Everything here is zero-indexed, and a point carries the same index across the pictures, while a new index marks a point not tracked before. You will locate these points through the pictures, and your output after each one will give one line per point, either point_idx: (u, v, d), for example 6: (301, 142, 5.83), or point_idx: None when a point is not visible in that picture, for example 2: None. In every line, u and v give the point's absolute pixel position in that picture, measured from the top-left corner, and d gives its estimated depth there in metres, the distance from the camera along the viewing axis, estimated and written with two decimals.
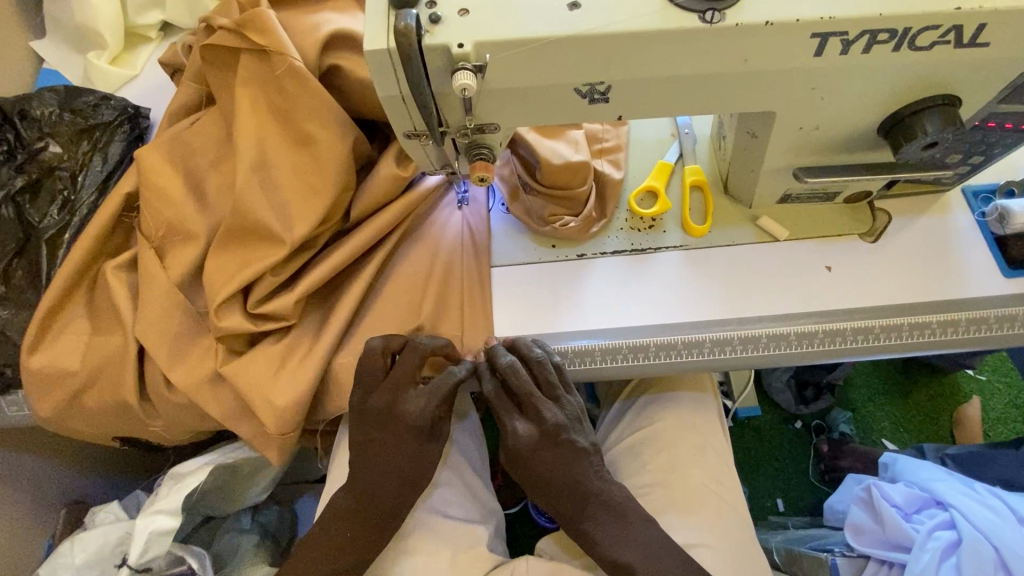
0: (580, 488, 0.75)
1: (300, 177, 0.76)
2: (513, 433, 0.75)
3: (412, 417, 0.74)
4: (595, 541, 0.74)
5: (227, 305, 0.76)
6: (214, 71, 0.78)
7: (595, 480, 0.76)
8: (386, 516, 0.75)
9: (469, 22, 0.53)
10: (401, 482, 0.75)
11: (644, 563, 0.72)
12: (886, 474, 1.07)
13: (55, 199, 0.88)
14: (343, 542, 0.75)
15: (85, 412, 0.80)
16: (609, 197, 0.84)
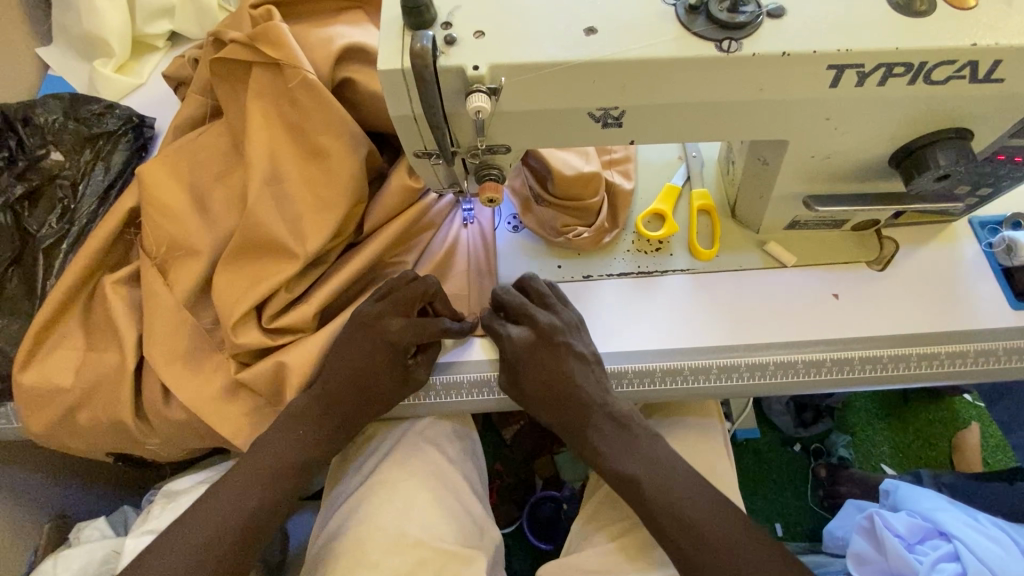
0: (582, 397, 0.74)
1: (312, 191, 0.75)
2: (512, 342, 0.74)
3: (387, 335, 0.73)
4: (604, 454, 0.73)
5: (243, 323, 0.75)
6: (224, 84, 0.78)
7: (600, 389, 0.74)
8: (337, 425, 0.75)
9: (485, 45, 0.53)
10: (359, 400, 0.75)
11: (658, 478, 0.71)
12: (888, 503, 1.02)
13: (54, 208, 0.86)
14: (296, 445, 0.73)
15: (76, 428, 0.78)
16: (621, 207, 0.84)
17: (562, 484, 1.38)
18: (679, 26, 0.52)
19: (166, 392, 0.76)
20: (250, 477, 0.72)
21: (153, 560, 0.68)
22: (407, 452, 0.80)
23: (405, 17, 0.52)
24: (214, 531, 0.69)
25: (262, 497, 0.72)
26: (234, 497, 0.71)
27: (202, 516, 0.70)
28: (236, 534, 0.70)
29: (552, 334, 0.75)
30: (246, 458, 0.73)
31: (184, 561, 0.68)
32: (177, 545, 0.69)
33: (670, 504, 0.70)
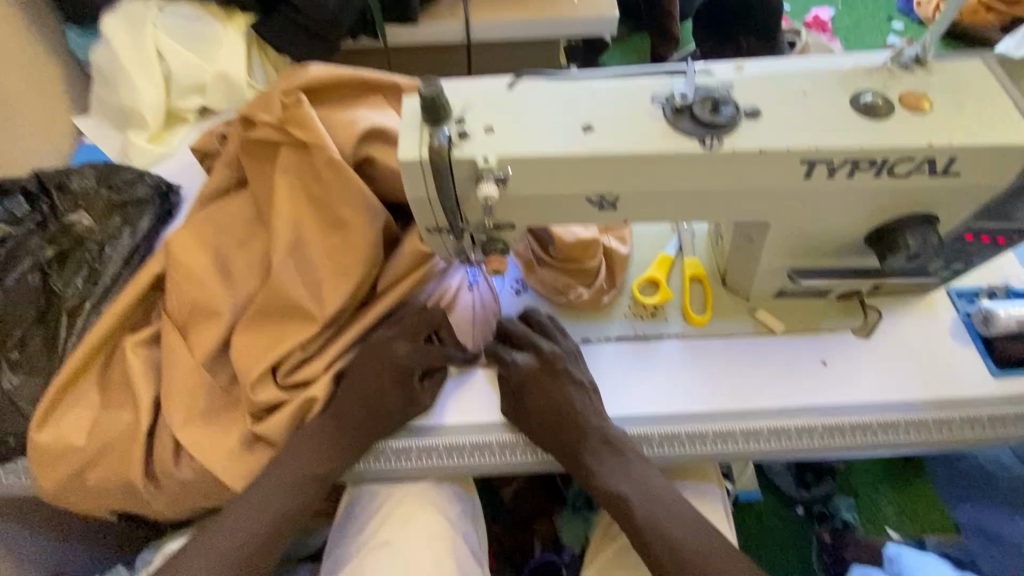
0: (580, 420, 0.76)
1: (331, 257, 0.80)
2: (517, 366, 0.78)
3: (398, 360, 0.77)
4: (598, 476, 0.76)
5: (261, 382, 0.79)
6: (254, 160, 0.85)
7: (597, 415, 0.77)
8: (350, 447, 0.77)
9: (494, 139, 0.59)
10: (368, 422, 0.77)
11: (646, 501, 0.74)
12: (891, 568, 1.00)
13: (81, 270, 0.91)
14: (309, 457, 0.76)
15: (84, 487, 0.79)
16: (618, 270, 0.88)
17: (562, 547, 1.34)
18: (667, 124, 0.59)
19: (176, 451, 0.78)
20: (267, 493, 0.76)
21: (184, 560, 0.74)
22: (410, 516, 0.80)
23: (423, 114, 0.59)
24: (234, 541, 0.74)
25: (276, 512, 0.75)
26: (251, 511, 0.75)
27: (223, 526, 0.75)
28: (254, 544, 0.75)
29: (552, 360, 0.79)
30: (264, 474, 0.77)
31: (208, 565, 0.74)
32: (202, 550, 0.74)
33: (655, 528, 0.73)
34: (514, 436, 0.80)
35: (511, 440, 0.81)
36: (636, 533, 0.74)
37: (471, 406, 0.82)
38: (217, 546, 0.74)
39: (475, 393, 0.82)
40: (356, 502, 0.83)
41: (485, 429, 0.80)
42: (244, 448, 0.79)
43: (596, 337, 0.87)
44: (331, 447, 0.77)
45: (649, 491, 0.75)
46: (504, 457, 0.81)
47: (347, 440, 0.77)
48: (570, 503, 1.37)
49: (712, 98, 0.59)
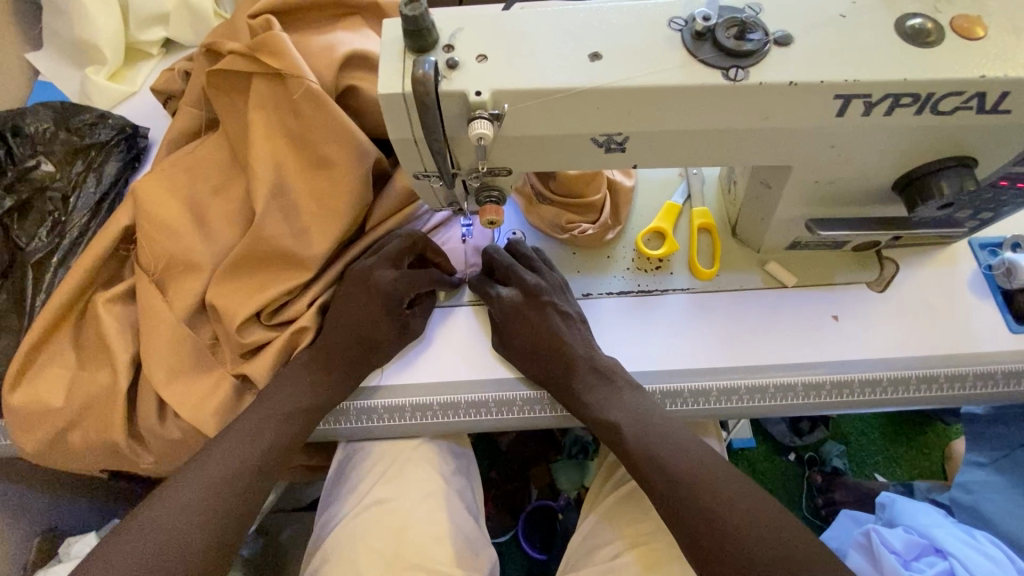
0: (567, 349, 0.75)
1: (318, 201, 0.74)
2: (502, 298, 0.77)
3: (381, 288, 0.75)
4: (589, 406, 0.73)
5: (248, 325, 0.76)
6: (223, 97, 0.77)
7: (584, 344, 0.76)
8: (343, 371, 0.75)
9: (487, 69, 0.52)
10: (362, 351, 0.75)
11: (641, 426, 0.71)
12: (882, 516, 1.00)
13: (44, 221, 0.85)
14: (302, 385, 0.74)
15: (67, 447, 0.76)
16: (622, 203, 0.85)
17: (558, 493, 1.37)
18: (685, 52, 0.52)
19: (161, 410, 0.75)
20: (261, 420, 0.72)
21: (167, 495, 0.67)
22: (406, 475, 0.78)
23: (407, 40, 0.52)
24: (228, 469, 0.69)
25: (273, 439, 0.71)
26: (246, 438, 0.71)
27: (212, 457, 0.69)
28: (248, 474, 0.69)
29: (536, 291, 0.78)
30: (253, 406, 0.73)
31: (199, 498, 0.67)
32: (189, 483, 0.67)
33: (653, 455, 0.70)
34: (512, 394, 0.77)
35: (510, 399, 0.77)
36: (631, 460, 0.71)
37: (455, 358, 0.79)
38: (208, 478, 0.68)
39: (466, 349, 0.79)
40: (347, 461, 0.81)
41: (477, 386, 0.77)
42: (232, 407, 0.76)
43: (594, 290, 0.83)
44: (326, 377, 0.74)
45: (642, 415, 0.72)
46: (502, 417, 0.77)
47: (341, 366, 0.75)
48: (566, 452, 1.39)
49: (737, 21, 0.52)
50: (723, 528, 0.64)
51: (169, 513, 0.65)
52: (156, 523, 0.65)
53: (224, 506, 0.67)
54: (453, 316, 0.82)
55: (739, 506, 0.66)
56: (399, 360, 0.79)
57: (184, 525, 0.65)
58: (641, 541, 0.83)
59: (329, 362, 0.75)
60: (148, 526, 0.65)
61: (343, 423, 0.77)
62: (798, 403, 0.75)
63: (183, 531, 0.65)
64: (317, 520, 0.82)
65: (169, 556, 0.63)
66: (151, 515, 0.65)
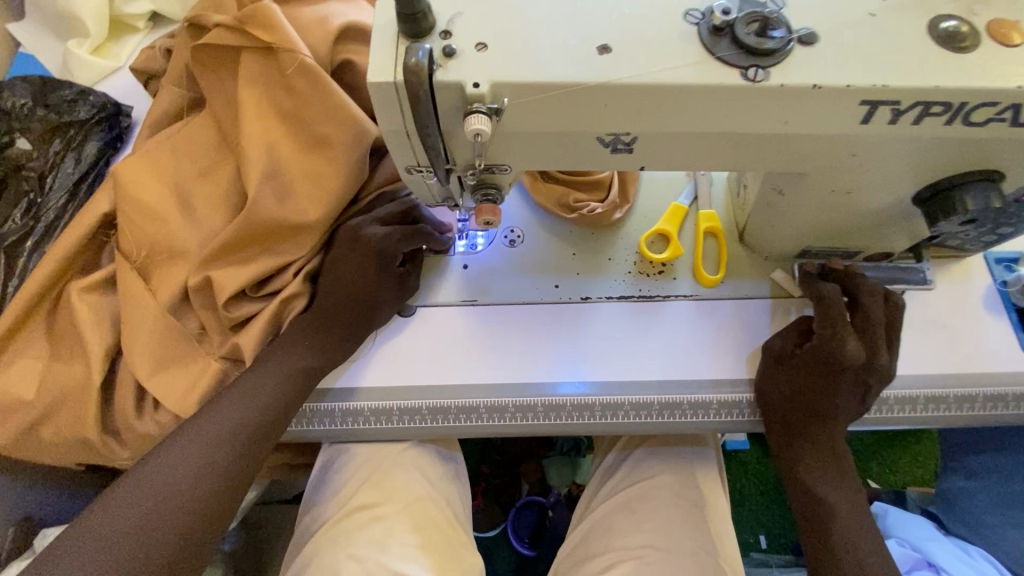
0: (805, 405, 0.69)
1: (314, 181, 0.70)
2: (841, 348, 0.66)
3: (373, 243, 0.71)
4: (799, 465, 0.70)
5: (237, 300, 0.72)
6: (209, 74, 0.73)
7: (828, 406, 0.69)
8: (341, 336, 0.72)
9: (488, 59, 0.48)
10: (356, 310, 0.72)
11: (831, 494, 0.68)
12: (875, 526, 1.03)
13: (19, 203, 0.81)
14: (303, 349, 0.71)
15: (39, 442, 0.73)
16: (631, 180, 0.83)
17: (549, 488, 1.35)
18: (702, 48, 0.48)
19: (139, 404, 0.72)
20: (259, 379, 0.68)
21: (166, 456, 0.63)
22: (394, 483, 0.76)
23: (400, 23, 0.48)
24: (224, 433, 0.65)
25: (270, 401, 0.67)
26: (245, 396, 0.67)
27: (209, 420, 0.66)
28: (244, 437, 0.66)
29: (878, 341, 0.67)
30: (248, 370, 0.69)
31: (196, 459, 0.63)
32: (185, 446, 0.64)
33: (822, 516, 0.67)
34: (504, 400, 0.73)
35: (501, 405, 0.73)
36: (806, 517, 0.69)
37: (440, 357, 0.76)
38: (200, 441, 0.64)
39: (460, 347, 0.76)
40: (332, 463, 0.78)
41: (467, 391, 0.74)
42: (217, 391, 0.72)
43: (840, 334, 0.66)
44: (323, 340, 0.72)
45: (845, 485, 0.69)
46: (492, 425, 0.73)
47: (337, 326, 0.72)
48: (557, 449, 1.36)
49: (760, 15, 0.48)
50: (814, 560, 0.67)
51: (163, 477, 0.62)
52: (149, 485, 0.61)
53: (220, 469, 0.64)
54: (441, 313, 0.79)
55: (847, 550, 0.65)
56: (388, 356, 0.76)
57: (180, 487, 0.62)
58: (631, 552, 0.81)
59: (326, 323, 0.72)
60: (140, 490, 0.61)
61: (325, 424, 0.74)
62: None
63: (178, 492, 0.62)
64: (299, 523, 0.79)
65: (163, 520, 0.60)
66: (148, 476, 0.62)
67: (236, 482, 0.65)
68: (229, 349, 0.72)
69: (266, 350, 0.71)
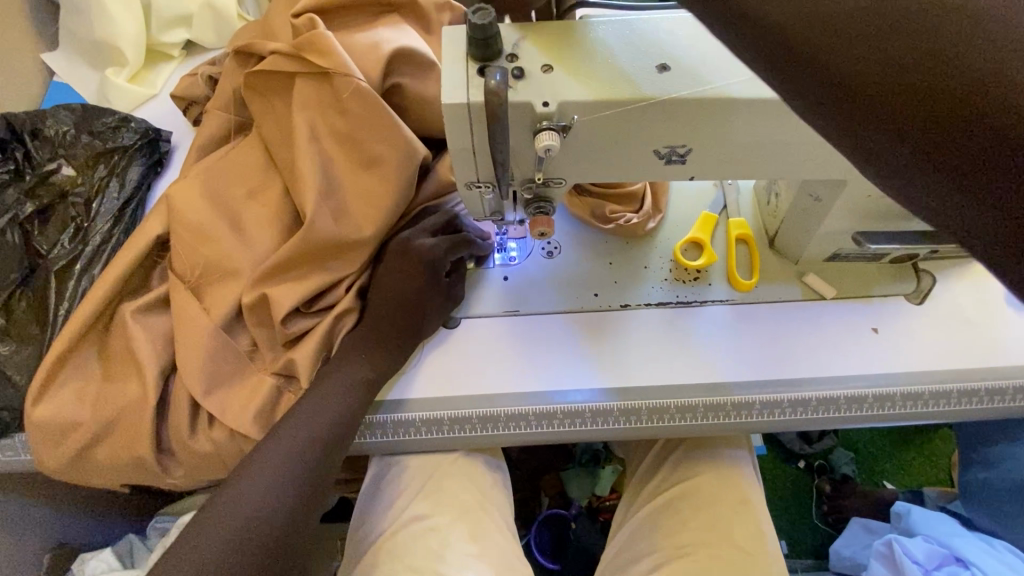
0: (849, 44, 0.30)
1: (366, 199, 0.73)
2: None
3: (423, 254, 0.75)
4: (936, 145, 0.27)
5: (290, 317, 0.74)
6: (260, 99, 0.76)
7: (899, 8, 0.29)
8: (395, 349, 0.74)
9: (555, 80, 0.51)
10: (408, 322, 0.74)
11: (1017, 62, 0.25)
12: (900, 525, 1.06)
13: (65, 228, 0.82)
14: (359, 364, 0.72)
15: (92, 463, 0.73)
16: (662, 192, 0.86)
17: (570, 501, 1.36)
18: None
19: (194, 422, 0.73)
20: (322, 398, 0.69)
21: (239, 480, 0.64)
22: (445, 491, 0.77)
23: (471, 48, 0.50)
24: (294, 454, 0.66)
25: (335, 418, 0.68)
26: (310, 415, 0.68)
27: (277, 442, 0.66)
28: (313, 456, 0.67)
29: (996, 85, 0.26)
30: (310, 389, 0.70)
31: (270, 482, 0.64)
32: (257, 470, 0.64)
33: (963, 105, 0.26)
34: (553, 407, 0.75)
35: (550, 412, 0.75)
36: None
37: (487, 367, 0.77)
38: (271, 465, 0.65)
39: (507, 356, 0.78)
40: (383, 476, 0.79)
41: (517, 399, 0.75)
42: (273, 408, 0.73)
43: None
44: (379, 353, 0.73)
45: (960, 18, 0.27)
46: (541, 431, 0.75)
47: (390, 338, 0.74)
48: (577, 460, 1.37)
49: None
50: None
51: (239, 501, 0.63)
52: (229, 510, 0.62)
53: (294, 489, 0.65)
54: (485, 324, 0.81)
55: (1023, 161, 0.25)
56: (437, 367, 0.77)
57: (259, 509, 0.63)
58: (677, 552, 0.82)
59: (380, 336, 0.74)
60: (222, 516, 0.62)
61: (377, 436, 0.75)
62: (856, 416, 0.74)
63: (258, 512, 0.63)
64: (350, 536, 0.79)
65: (247, 542, 0.61)
66: (226, 502, 0.63)
67: (310, 491, 0.66)
68: (281, 366, 0.73)
69: (325, 368, 0.72)
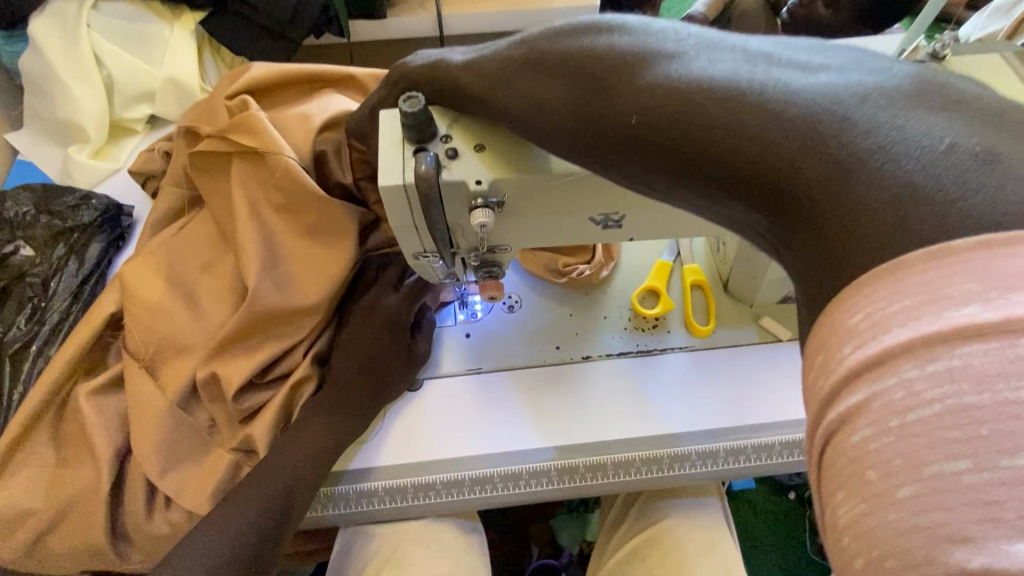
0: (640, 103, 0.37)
1: (305, 267, 0.74)
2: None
3: (386, 313, 0.77)
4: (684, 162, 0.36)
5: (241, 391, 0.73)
6: (203, 175, 0.77)
7: (698, 112, 0.34)
8: (357, 412, 0.73)
9: (488, 157, 0.53)
10: (371, 382, 0.74)
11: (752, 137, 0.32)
12: None
13: (22, 309, 0.82)
14: (319, 432, 0.71)
15: (44, 555, 0.71)
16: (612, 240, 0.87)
17: (560, 549, 1.32)
18: None
19: (150, 504, 0.71)
20: (278, 467, 0.68)
21: (189, 549, 0.64)
22: (412, 559, 0.75)
23: (405, 132, 0.52)
24: (248, 524, 0.65)
25: (293, 483, 0.68)
26: (266, 483, 0.67)
27: (230, 511, 0.66)
28: (269, 527, 0.66)
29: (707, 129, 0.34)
30: (267, 457, 0.69)
31: (220, 551, 0.64)
32: (208, 539, 0.64)
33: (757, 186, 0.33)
34: (518, 466, 0.74)
35: (515, 472, 0.74)
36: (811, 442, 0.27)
37: (451, 424, 0.77)
38: (224, 536, 0.65)
39: (472, 411, 0.78)
40: (353, 546, 0.78)
41: (481, 461, 0.75)
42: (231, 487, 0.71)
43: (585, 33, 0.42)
44: (342, 416, 0.72)
45: (750, 111, 0.32)
46: (508, 492, 0.74)
47: (355, 400, 0.73)
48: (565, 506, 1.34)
49: None
50: (824, 496, 0.27)
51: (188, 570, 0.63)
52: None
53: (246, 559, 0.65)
54: (448, 382, 0.81)
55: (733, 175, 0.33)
56: (402, 428, 0.77)
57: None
58: None
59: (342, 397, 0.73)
60: None
61: (340, 507, 0.74)
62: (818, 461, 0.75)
63: None
64: None
65: None
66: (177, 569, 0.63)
67: (261, 565, 0.66)
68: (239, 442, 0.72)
69: (285, 436, 0.71)
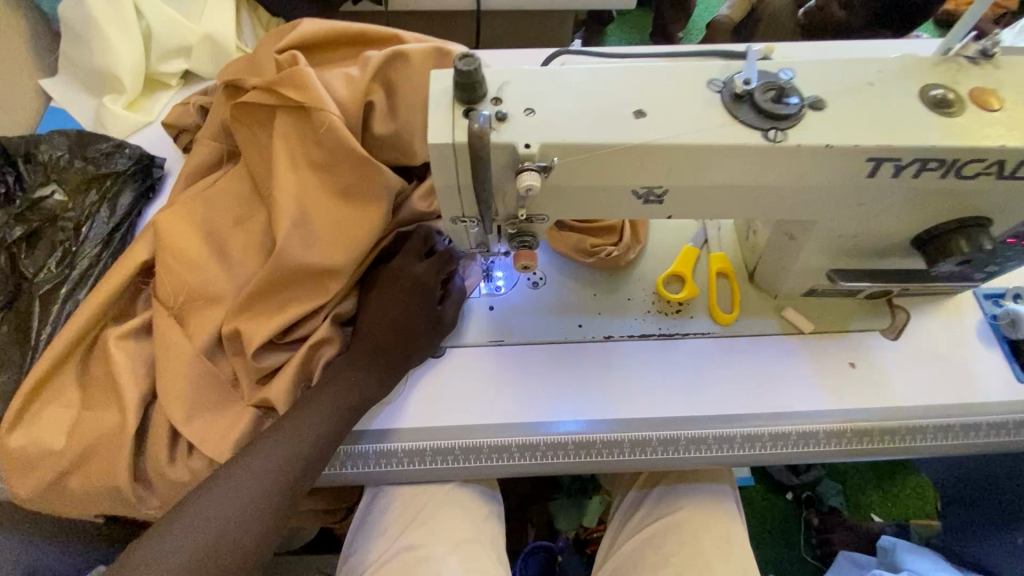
0: None
1: (337, 229, 0.73)
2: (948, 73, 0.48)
3: (412, 277, 0.77)
4: None
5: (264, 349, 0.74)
6: (243, 129, 0.78)
7: None
8: (379, 373, 0.74)
9: (535, 122, 0.53)
10: (394, 344, 0.75)
11: None
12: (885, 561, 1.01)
13: (53, 252, 0.82)
14: (342, 390, 0.72)
15: (65, 492, 0.72)
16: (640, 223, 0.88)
17: (556, 533, 1.33)
18: (725, 111, 0.54)
19: (172, 451, 0.72)
20: (300, 421, 0.69)
21: (210, 493, 0.65)
22: (433, 520, 0.77)
23: (457, 91, 0.53)
24: (269, 473, 0.67)
25: (315, 438, 0.69)
26: (289, 435, 0.68)
27: (252, 458, 0.67)
28: (289, 477, 0.67)
29: None
30: (291, 411, 0.70)
31: (241, 497, 0.65)
32: (230, 484, 0.66)
33: None
34: (536, 437, 0.75)
35: (533, 444, 0.75)
36: None
37: (470, 393, 0.78)
38: (246, 483, 0.66)
39: (491, 381, 0.79)
40: (374, 506, 0.80)
41: (499, 430, 0.75)
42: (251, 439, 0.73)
43: None
44: (366, 375, 0.73)
45: None
46: (524, 463, 0.74)
47: (377, 361, 0.74)
48: (565, 490, 1.34)
49: (776, 85, 0.55)
50: None
51: (210, 512, 0.64)
52: (202, 520, 0.64)
53: (266, 507, 0.66)
54: (468, 352, 0.81)
55: None
56: (422, 394, 0.78)
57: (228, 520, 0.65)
58: None
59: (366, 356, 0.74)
60: (191, 523, 0.64)
61: (356, 466, 0.74)
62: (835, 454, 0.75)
63: (227, 525, 0.64)
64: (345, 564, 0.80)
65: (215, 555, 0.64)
66: (199, 510, 0.65)
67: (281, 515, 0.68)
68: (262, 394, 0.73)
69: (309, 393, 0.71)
